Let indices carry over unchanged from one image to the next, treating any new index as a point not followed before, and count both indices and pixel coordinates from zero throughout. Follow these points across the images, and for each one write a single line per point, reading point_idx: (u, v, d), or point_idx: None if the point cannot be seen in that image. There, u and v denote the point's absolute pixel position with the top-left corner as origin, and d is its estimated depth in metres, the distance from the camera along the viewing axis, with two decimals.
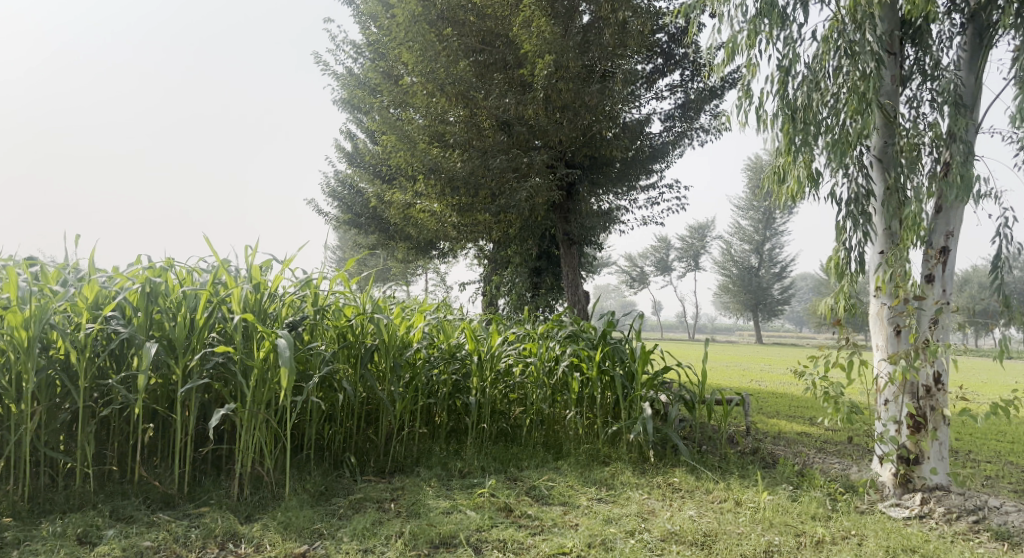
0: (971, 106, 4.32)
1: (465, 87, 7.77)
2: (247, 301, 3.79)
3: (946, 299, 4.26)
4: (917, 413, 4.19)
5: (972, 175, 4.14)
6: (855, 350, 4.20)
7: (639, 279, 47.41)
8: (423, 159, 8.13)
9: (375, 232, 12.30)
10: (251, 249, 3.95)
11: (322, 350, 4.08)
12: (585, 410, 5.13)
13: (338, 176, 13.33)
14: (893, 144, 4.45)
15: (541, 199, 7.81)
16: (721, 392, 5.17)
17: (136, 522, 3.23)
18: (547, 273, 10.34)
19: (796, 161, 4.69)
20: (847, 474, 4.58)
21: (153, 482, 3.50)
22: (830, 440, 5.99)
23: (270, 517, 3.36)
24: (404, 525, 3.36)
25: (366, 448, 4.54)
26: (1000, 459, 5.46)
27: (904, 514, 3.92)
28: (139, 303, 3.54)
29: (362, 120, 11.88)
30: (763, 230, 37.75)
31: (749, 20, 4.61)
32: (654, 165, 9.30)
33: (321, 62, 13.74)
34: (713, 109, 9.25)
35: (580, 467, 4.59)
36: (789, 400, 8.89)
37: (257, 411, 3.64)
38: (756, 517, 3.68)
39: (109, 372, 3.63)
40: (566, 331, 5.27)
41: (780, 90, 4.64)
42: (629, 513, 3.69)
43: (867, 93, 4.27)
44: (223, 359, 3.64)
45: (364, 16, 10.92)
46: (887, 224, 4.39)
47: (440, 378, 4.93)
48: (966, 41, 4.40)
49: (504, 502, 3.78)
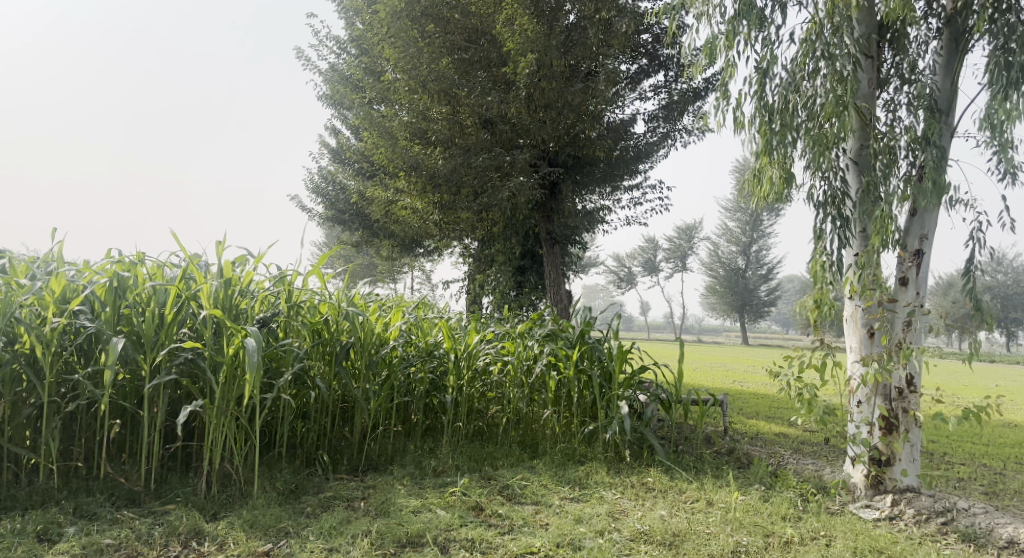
0: (946, 110, 4.35)
1: (447, 85, 7.72)
2: (218, 296, 3.76)
3: (918, 302, 4.30)
4: (890, 415, 4.21)
5: (944, 180, 4.18)
6: (829, 351, 4.22)
7: (627, 279, 47.52)
8: (405, 155, 8.09)
9: (359, 228, 12.24)
10: (222, 244, 3.91)
11: (295, 347, 4.04)
12: (562, 409, 5.12)
13: (321, 172, 13.25)
14: (869, 147, 4.48)
15: (524, 197, 7.79)
16: (698, 392, 5.17)
17: (98, 519, 3.19)
18: (531, 272, 10.33)
19: (773, 162, 4.71)
20: (820, 475, 4.60)
21: (118, 478, 3.46)
22: (807, 441, 6.03)
23: (237, 515, 3.32)
24: (372, 524, 3.33)
25: (340, 446, 4.51)
26: (973, 461, 5.51)
27: (874, 515, 3.94)
28: (107, 297, 3.50)
29: (346, 116, 11.81)
30: (749, 231, 37.95)
31: (727, 21, 4.62)
32: (638, 165, 9.31)
33: (304, 58, 13.63)
34: (697, 110, 9.26)
35: (555, 466, 4.58)
36: (770, 401, 8.93)
37: (227, 408, 3.61)
38: (725, 517, 3.69)
39: (76, 366, 3.58)
40: (545, 331, 5.27)
41: (758, 91, 4.66)
42: (600, 513, 3.69)
43: (843, 96, 4.29)
44: (192, 355, 3.61)
45: (348, 12, 10.85)
46: (862, 226, 4.41)
47: (417, 376, 4.91)
48: (942, 46, 4.42)
49: (475, 501, 3.76)
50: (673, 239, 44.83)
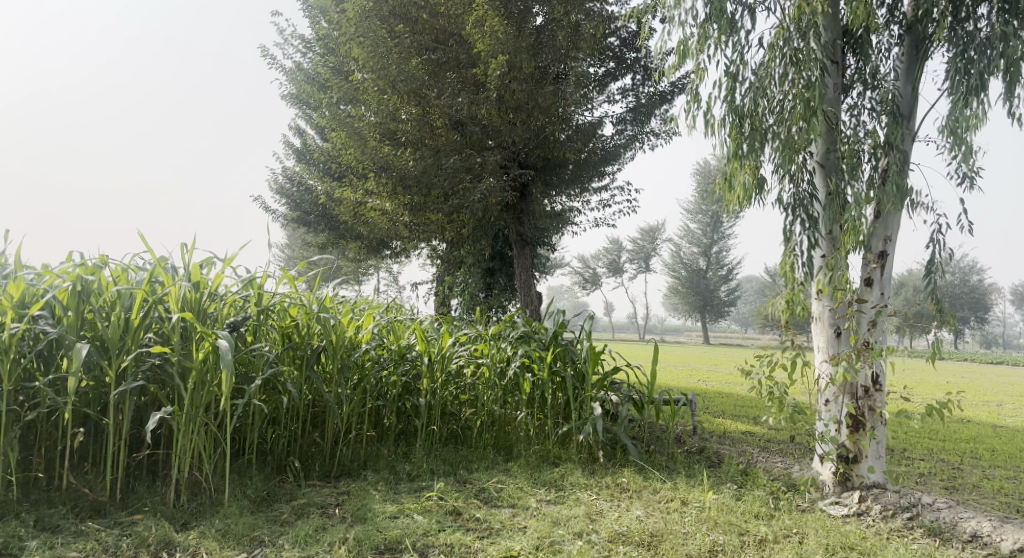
0: (907, 115, 4.49)
1: (417, 86, 7.69)
2: (185, 300, 3.66)
3: (883, 303, 4.42)
4: (857, 413, 4.32)
5: (906, 183, 4.31)
6: (798, 352, 4.31)
7: (592, 280, 47.86)
8: (373, 156, 8.00)
9: (324, 230, 12.05)
10: (189, 247, 3.81)
11: (266, 351, 3.96)
12: (536, 411, 5.12)
13: (285, 172, 13.02)
14: (835, 151, 4.59)
15: (495, 199, 7.77)
16: (670, 392, 5.22)
17: (62, 532, 3.08)
18: (500, 273, 10.29)
19: (743, 165, 4.79)
20: (789, 473, 4.69)
21: (82, 489, 3.33)
22: (773, 439, 6.15)
23: (208, 524, 3.24)
24: (349, 531, 3.28)
25: (311, 451, 4.43)
26: (932, 457, 5.69)
27: (842, 512, 4.04)
28: (69, 302, 3.37)
29: (311, 116, 11.63)
30: (711, 233, 38.63)
31: (699, 26, 4.68)
32: (606, 167, 9.38)
33: (268, 55, 13.40)
34: (664, 113, 9.38)
35: (530, 469, 4.58)
36: (736, 400, 9.08)
37: (196, 415, 3.51)
38: (701, 517, 3.73)
39: (36, 373, 3.44)
40: (517, 332, 5.26)
41: (728, 95, 4.74)
42: (578, 515, 3.69)
43: (810, 101, 4.38)
44: (159, 360, 3.51)
45: (314, 10, 10.70)
46: (830, 228, 4.52)
47: (389, 380, 4.84)
48: (904, 52, 4.56)
49: (452, 505, 3.73)
50: (637, 241, 45.33)
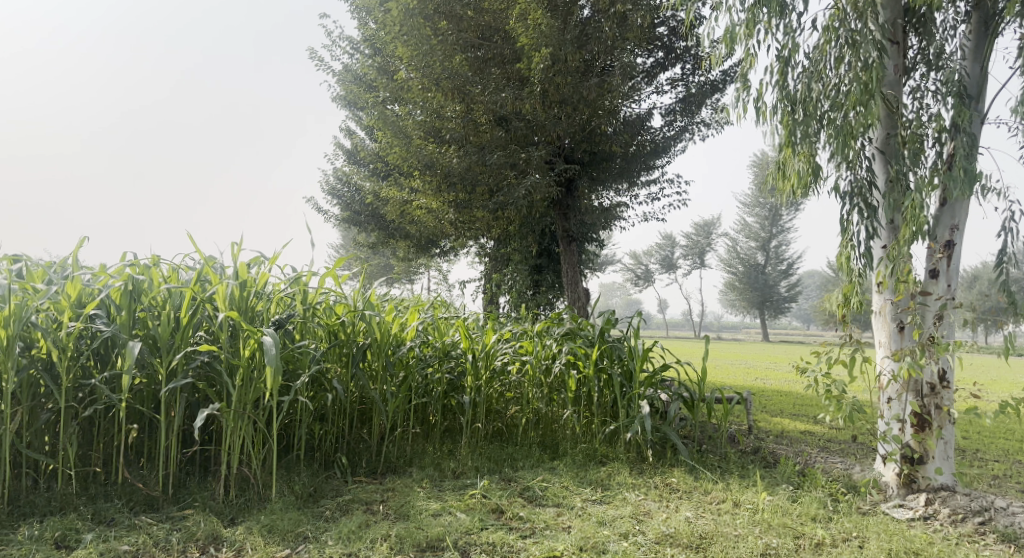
0: (976, 96, 4.22)
1: (461, 82, 7.69)
2: (233, 298, 3.72)
3: (950, 295, 4.16)
4: (922, 411, 4.09)
5: (975, 168, 4.05)
6: (858, 347, 4.10)
7: (645, 277, 47.20)
8: (419, 154, 8.04)
9: (374, 230, 12.18)
10: (236, 246, 3.87)
11: (312, 349, 4.00)
12: (582, 409, 5.03)
13: (336, 174, 13.25)
14: (896, 135, 4.35)
15: (540, 195, 7.67)
16: (721, 390, 5.06)
17: (116, 525, 3.17)
18: (549, 270, 10.19)
19: (797, 153, 4.59)
20: (850, 474, 4.47)
21: (136, 483, 3.43)
22: (832, 439, 5.90)
23: (254, 520, 3.28)
24: (391, 528, 3.28)
25: (358, 448, 4.46)
26: (1008, 458, 5.34)
27: (907, 515, 3.82)
28: (122, 301, 3.47)
29: (360, 117, 11.79)
30: (769, 226, 37.54)
31: (747, 10, 4.51)
32: (656, 160, 9.18)
33: (317, 58, 13.61)
34: (715, 103, 9.13)
35: (576, 467, 4.49)
36: (794, 398, 8.76)
37: (244, 411, 3.57)
38: (753, 519, 3.59)
39: (93, 371, 3.56)
40: (563, 329, 5.18)
41: (780, 81, 4.55)
42: (624, 515, 3.60)
43: (868, 84, 4.17)
44: (208, 358, 3.58)
45: (361, 12, 10.83)
46: (890, 217, 4.29)
47: (435, 377, 4.84)
48: (971, 30, 4.29)
49: (496, 504, 3.68)
50: (690, 236, 44.49)
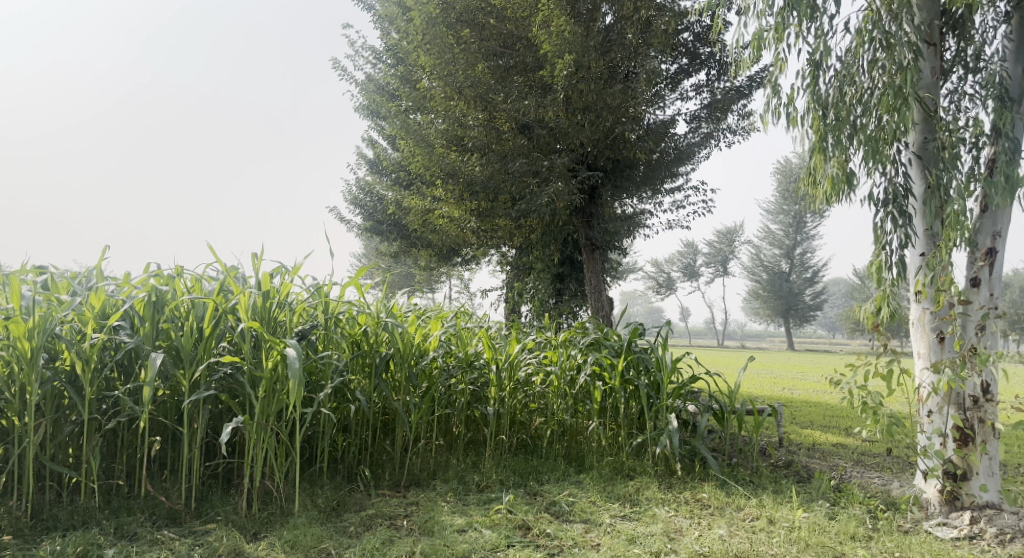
0: (1018, 98, 4.07)
1: (483, 90, 7.67)
2: (255, 308, 3.68)
3: (993, 304, 3.99)
4: (964, 425, 3.93)
5: (1017, 174, 3.92)
6: (896, 358, 3.95)
7: (666, 285, 46.79)
8: (441, 162, 8.04)
9: (397, 239, 12.17)
10: (257, 256, 3.83)
11: (335, 359, 3.95)
12: (609, 420, 4.92)
13: (358, 183, 13.29)
14: (934, 139, 4.20)
15: (563, 203, 7.58)
16: (753, 402, 4.88)
17: (138, 540, 3.14)
18: (571, 279, 10.10)
19: (829, 160, 4.46)
20: (888, 490, 4.30)
21: (159, 497, 3.40)
22: (866, 452, 5.73)
23: (277, 535, 3.23)
24: (416, 544, 3.20)
25: (381, 460, 4.39)
26: None
27: (952, 535, 3.67)
28: (145, 312, 3.45)
29: (382, 127, 11.81)
30: (794, 234, 36.97)
31: (777, 13, 4.40)
32: (679, 167, 9.05)
33: (340, 68, 13.69)
34: (741, 109, 8.98)
35: (603, 482, 4.38)
36: (825, 410, 8.56)
37: (266, 423, 3.52)
38: (789, 537, 3.46)
39: (117, 383, 3.55)
40: (588, 339, 5.08)
41: (811, 85, 4.44)
42: (654, 533, 3.48)
43: (904, 87, 4.04)
44: (231, 369, 3.54)
45: (384, 22, 10.86)
46: (928, 224, 4.13)
47: (458, 388, 4.75)
48: (1011, 30, 4.15)
49: (522, 519, 3.59)
50: (713, 243, 44.06)
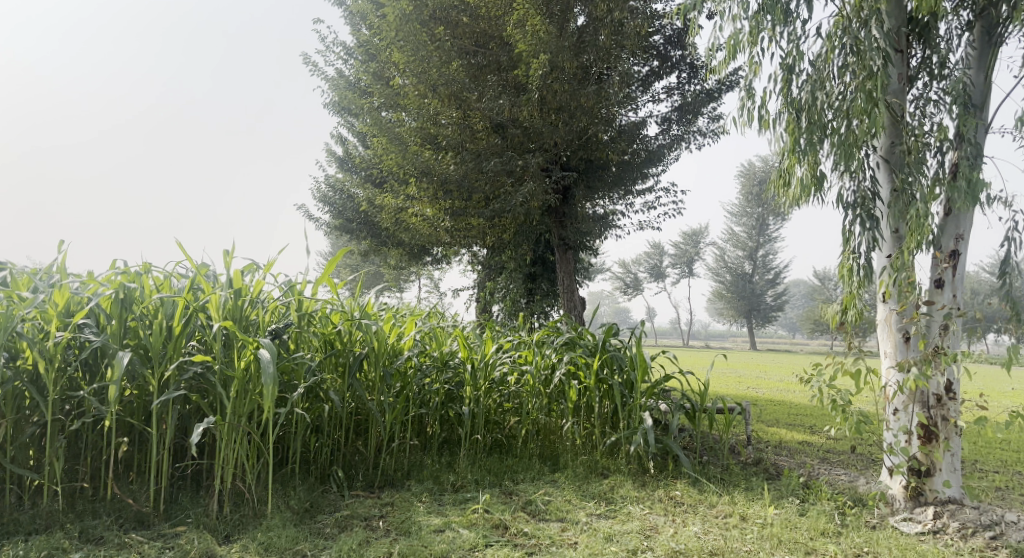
0: (980, 105, 4.20)
1: (457, 88, 7.59)
2: (227, 307, 3.61)
3: (955, 305, 4.12)
4: (928, 423, 4.04)
5: (979, 177, 4.03)
6: (864, 357, 4.04)
7: (634, 285, 47.20)
8: (414, 161, 7.98)
9: (366, 237, 12.03)
10: (229, 253, 3.75)
11: (308, 358, 3.88)
12: (583, 419, 4.94)
13: (327, 181, 13.12)
14: (900, 144, 4.31)
15: (537, 202, 7.59)
16: (724, 400, 4.95)
17: (104, 544, 3.04)
18: (543, 278, 10.12)
19: (800, 163, 4.55)
20: (855, 486, 4.40)
21: (126, 499, 3.30)
22: (832, 450, 5.87)
23: (250, 538, 3.17)
24: (393, 545, 3.18)
25: (354, 461, 4.33)
26: (1007, 469, 5.35)
27: (916, 529, 3.77)
28: (112, 310, 3.35)
29: (353, 124, 11.68)
30: (758, 236, 37.66)
31: (751, 17, 4.47)
32: (650, 168, 9.14)
33: (310, 64, 13.50)
34: (711, 112, 9.12)
35: (578, 480, 4.40)
36: (790, 408, 8.74)
37: (239, 424, 3.45)
38: (763, 534, 3.51)
39: (82, 382, 3.44)
40: (563, 339, 5.10)
41: (784, 89, 4.52)
42: (631, 531, 3.50)
43: (873, 92, 4.14)
44: (202, 369, 3.45)
45: (355, 18, 10.74)
46: (895, 226, 4.25)
47: (433, 388, 4.72)
48: (974, 39, 4.28)
49: (499, 519, 3.58)
50: (680, 245, 44.63)
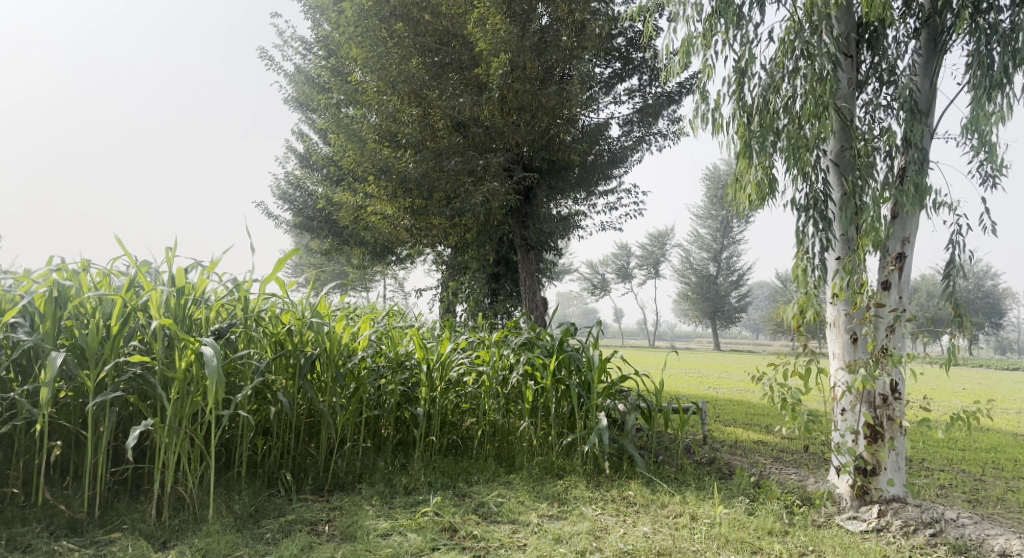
0: (926, 111, 4.29)
1: (418, 86, 7.54)
2: (168, 306, 3.50)
3: (902, 307, 4.20)
4: (875, 423, 4.11)
5: (925, 182, 4.12)
6: (814, 358, 4.09)
7: (601, 286, 47.50)
8: (373, 158, 7.89)
9: (327, 236, 11.86)
10: (171, 251, 3.65)
11: (255, 359, 3.78)
12: (540, 420, 4.92)
13: (287, 178, 12.90)
14: (850, 148, 4.40)
15: (498, 203, 7.56)
16: (679, 400, 4.97)
17: (33, 552, 2.94)
18: (506, 278, 10.09)
19: (754, 166, 4.60)
20: (804, 485, 4.47)
21: (58, 505, 3.19)
22: (785, 449, 5.96)
23: (188, 544, 3.08)
24: (337, 550, 3.12)
25: (304, 464, 4.24)
26: (952, 468, 5.50)
27: (861, 528, 3.83)
28: (45, 308, 3.22)
29: (312, 120, 11.50)
30: (722, 239, 38.24)
31: (705, 20, 4.51)
32: (613, 170, 9.19)
33: (267, 58, 13.26)
34: (672, 114, 9.21)
35: (532, 481, 4.38)
36: (748, 407, 8.87)
37: (179, 426, 3.34)
38: (710, 533, 3.54)
39: (13, 384, 3.31)
40: (521, 339, 5.08)
41: (737, 92, 4.57)
42: (581, 531, 3.49)
43: (823, 97, 4.20)
44: (141, 370, 3.34)
45: (315, 13, 10.57)
46: (845, 230, 4.34)
47: (387, 389, 4.64)
48: (921, 46, 4.38)
49: (448, 521, 3.53)
50: (646, 246, 45.06)
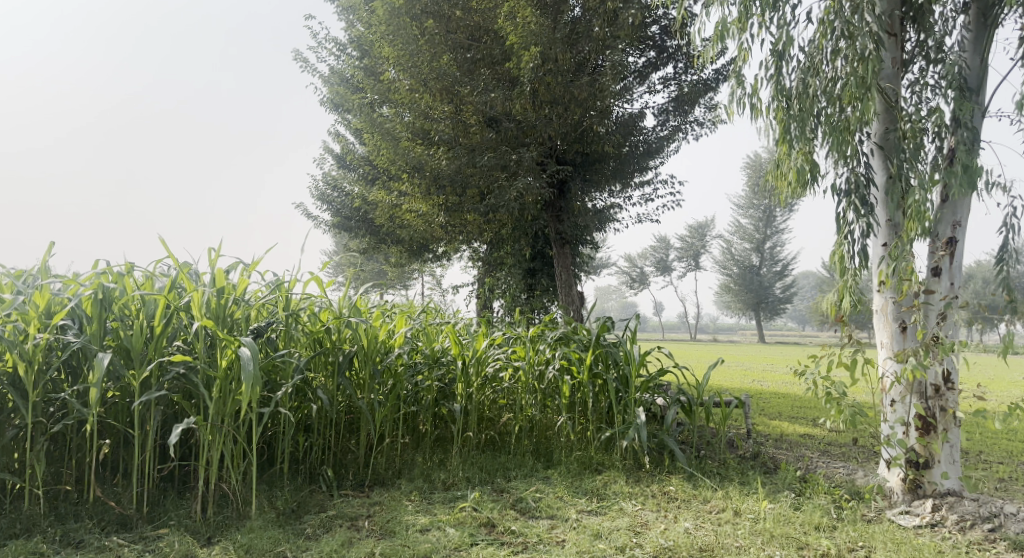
0: (976, 89, 4.10)
1: (450, 82, 7.57)
2: (210, 306, 3.56)
3: (954, 294, 4.04)
4: (926, 414, 3.97)
5: (976, 163, 3.93)
6: (860, 348, 3.95)
7: (640, 280, 47.04)
8: (407, 156, 7.93)
9: (365, 235, 11.99)
10: (213, 252, 3.71)
11: (294, 356, 3.82)
12: (577, 415, 4.87)
13: (325, 179, 13.09)
14: (895, 130, 4.23)
15: (531, 198, 7.52)
16: (720, 393, 4.86)
17: (84, 548, 3.03)
18: (542, 274, 10.04)
19: (793, 151, 4.47)
20: (853, 479, 4.33)
21: (108, 502, 3.28)
22: (833, 442, 5.79)
23: (232, 539, 3.14)
24: (376, 545, 3.14)
25: (345, 459, 4.29)
26: (1012, 460, 5.26)
27: (914, 522, 3.70)
28: (92, 311, 3.31)
29: (347, 120, 11.64)
30: (764, 228, 37.47)
31: (740, 3, 4.39)
32: (648, 161, 9.07)
33: (302, 60, 13.48)
34: (708, 102, 9.03)
35: (570, 477, 4.35)
36: (793, 400, 8.65)
37: (222, 424, 3.40)
38: (755, 529, 3.45)
39: (64, 384, 3.42)
40: (556, 333, 5.04)
41: (775, 75, 4.44)
42: (620, 527, 3.44)
43: (865, 77, 4.05)
44: (184, 369, 3.41)
45: (347, 14, 10.68)
46: (890, 215, 4.17)
47: (424, 385, 4.65)
48: (969, 21, 4.18)
49: (486, 517, 3.53)
50: (685, 238, 44.46)
